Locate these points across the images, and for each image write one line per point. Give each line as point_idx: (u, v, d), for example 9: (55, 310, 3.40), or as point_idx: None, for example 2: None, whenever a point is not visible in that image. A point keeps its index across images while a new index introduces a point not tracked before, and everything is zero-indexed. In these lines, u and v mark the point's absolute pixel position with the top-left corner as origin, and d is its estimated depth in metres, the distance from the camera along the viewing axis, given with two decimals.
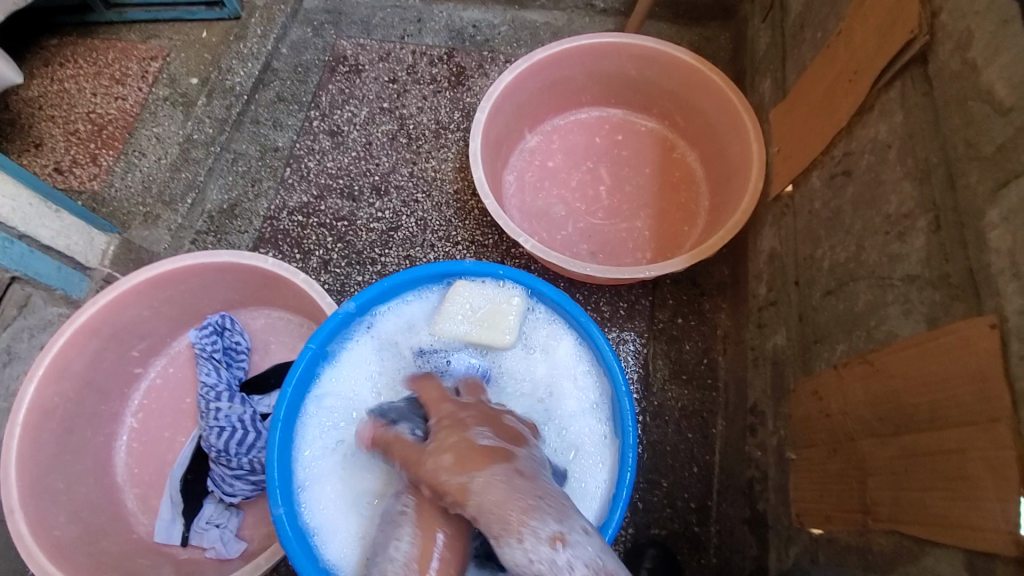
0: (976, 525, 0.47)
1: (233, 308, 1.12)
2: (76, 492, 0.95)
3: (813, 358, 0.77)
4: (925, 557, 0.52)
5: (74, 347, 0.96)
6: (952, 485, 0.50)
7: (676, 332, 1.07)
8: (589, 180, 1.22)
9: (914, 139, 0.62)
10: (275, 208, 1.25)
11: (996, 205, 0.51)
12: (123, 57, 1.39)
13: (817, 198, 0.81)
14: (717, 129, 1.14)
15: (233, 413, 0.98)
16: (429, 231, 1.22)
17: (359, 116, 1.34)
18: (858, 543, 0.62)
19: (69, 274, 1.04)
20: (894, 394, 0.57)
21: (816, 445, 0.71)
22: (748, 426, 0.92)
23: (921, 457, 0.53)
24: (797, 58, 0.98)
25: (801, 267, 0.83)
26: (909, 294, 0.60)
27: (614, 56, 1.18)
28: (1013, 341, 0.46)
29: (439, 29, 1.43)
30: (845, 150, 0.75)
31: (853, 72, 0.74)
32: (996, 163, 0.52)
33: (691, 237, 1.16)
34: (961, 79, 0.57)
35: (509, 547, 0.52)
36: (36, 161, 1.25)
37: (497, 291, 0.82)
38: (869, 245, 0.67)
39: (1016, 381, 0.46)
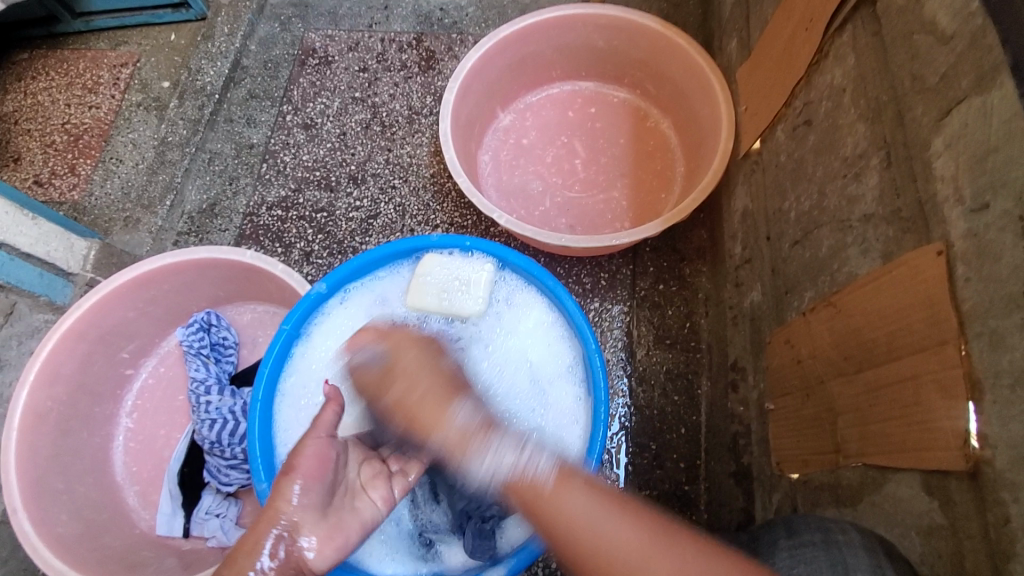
0: (929, 447, 0.48)
1: (219, 305, 1.13)
2: (76, 493, 0.96)
3: (785, 308, 0.77)
4: (889, 484, 0.53)
5: (63, 350, 0.97)
6: (908, 412, 0.50)
7: (658, 298, 1.07)
8: (564, 155, 1.22)
9: (865, 80, 0.63)
10: (254, 204, 1.26)
11: (940, 134, 0.51)
12: (95, 66, 1.39)
13: (782, 150, 0.81)
14: (687, 94, 1.14)
15: (223, 405, 1.00)
16: (408, 216, 1.22)
17: (332, 107, 1.34)
18: (830, 481, 0.63)
19: (52, 281, 1.04)
20: (856, 331, 0.59)
21: (791, 392, 0.73)
22: (731, 383, 0.94)
23: (882, 390, 0.54)
24: (759, 15, 0.98)
25: (771, 221, 0.83)
26: (866, 233, 0.60)
27: (581, 28, 1.17)
28: (959, 264, 0.47)
29: (407, 15, 1.42)
30: (805, 100, 0.76)
31: (808, 21, 0.74)
32: (939, 93, 0.52)
33: (668, 204, 1.16)
34: (905, 14, 0.57)
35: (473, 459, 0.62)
36: (16, 175, 1.25)
37: (465, 261, 0.83)
38: (829, 190, 0.68)
39: (962, 304, 0.46)
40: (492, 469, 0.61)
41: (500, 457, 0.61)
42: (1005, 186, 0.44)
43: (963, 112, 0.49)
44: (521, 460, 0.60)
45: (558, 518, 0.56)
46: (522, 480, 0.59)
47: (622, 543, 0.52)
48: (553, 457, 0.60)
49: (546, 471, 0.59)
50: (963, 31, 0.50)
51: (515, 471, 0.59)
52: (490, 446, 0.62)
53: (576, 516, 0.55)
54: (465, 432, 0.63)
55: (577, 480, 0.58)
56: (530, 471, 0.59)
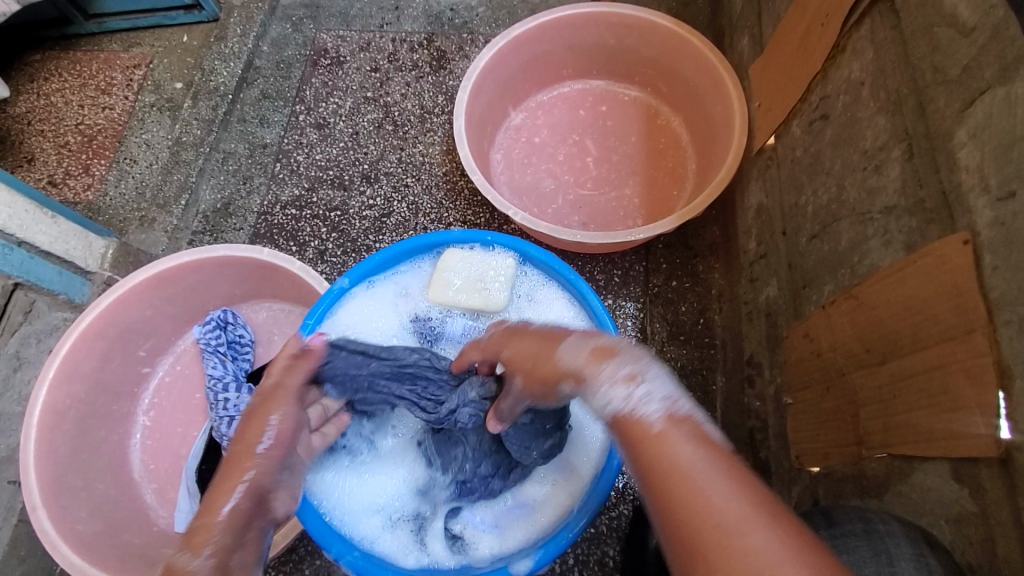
0: (959, 435, 0.48)
1: (234, 303, 1.13)
2: (94, 490, 0.97)
3: (803, 302, 0.78)
4: (916, 474, 0.54)
5: (82, 349, 0.98)
6: (936, 401, 0.51)
7: (672, 295, 1.08)
8: (576, 153, 1.23)
9: (884, 73, 0.63)
10: (268, 203, 1.27)
11: (964, 125, 0.51)
12: (108, 67, 1.40)
13: (798, 146, 0.82)
14: (699, 92, 1.14)
15: (241, 402, 1.00)
16: (421, 214, 1.23)
17: (344, 107, 1.35)
18: (853, 472, 0.63)
19: (71, 279, 1.04)
20: (879, 323, 0.59)
21: (811, 386, 0.73)
22: (747, 378, 0.94)
23: (906, 380, 0.55)
24: (771, 12, 0.98)
25: (787, 216, 0.84)
26: (888, 225, 0.60)
27: (592, 27, 1.18)
28: (986, 253, 0.47)
29: (417, 15, 1.43)
30: (821, 95, 0.76)
31: (824, 17, 0.75)
32: (962, 84, 0.52)
33: (681, 202, 1.16)
34: (926, 7, 0.57)
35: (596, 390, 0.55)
36: (30, 176, 1.27)
37: (487, 256, 0.84)
38: (849, 183, 0.68)
39: (990, 291, 0.46)
40: (602, 403, 0.55)
41: (612, 381, 0.55)
42: None
43: (988, 102, 0.49)
44: (637, 403, 0.53)
45: (653, 464, 0.49)
46: (630, 421, 0.52)
47: (727, 505, 0.45)
48: (665, 402, 0.53)
49: (656, 414, 0.52)
50: (986, 22, 0.50)
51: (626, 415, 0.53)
52: (573, 341, 0.58)
53: (701, 485, 0.46)
54: (554, 332, 0.62)
55: (685, 432, 0.50)
56: (637, 413, 0.52)
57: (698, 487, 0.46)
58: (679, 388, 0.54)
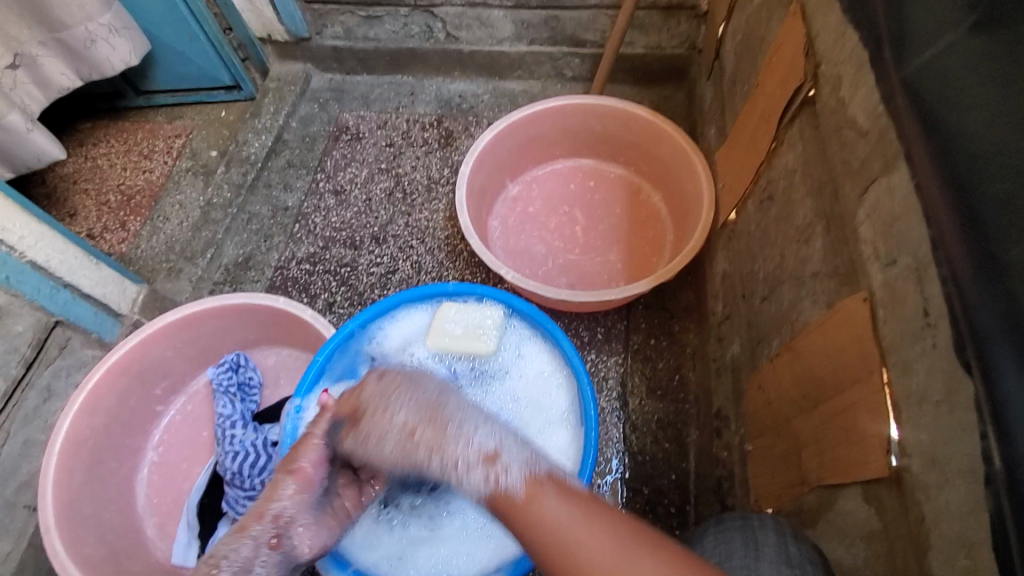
0: (862, 461, 0.56)
1: (247, 348, 1.23)
2: (103, 518, 1.03)
3: (758, 356, 0.87)
4: (839, 500, 0.61)
5: (106, 384, 1.06)
6: (850, 433, 0.59)
7: (650, 351, 1.18)
8: (566, 221, 1.36)
9: (810, 163, 0.76)
10: (285, 258, 1.40)
11: (862, 205, 0.63)
12: (151, 136, 1.59)
13: (751, 221, 0.94)
14: (674, 172, 1.29)
15: (246, 438, 1.07)
16: (423, 272, 1.35)
17: (360, 176, 1.51)
18: (796, 508, 0.70)
19: (104, 319, 1.14)
20: (811, 370, 0.68)
21: (766, 433, 0.81)
22: (715, 429, 1.01)
23: (831, 419, 0.63)
24: (731, 108, 1.15)
25: (745, 281, 0.95)
26: (815, 287, 0.71)
27: (581, 115, 1.35)
28: (878, 308, 0.57)
29: (430, 100, 1.63)
30: (767, 179, 0.90)
31: (768, 116, 0.90)
32: (860, 174, 0.64)
33: (659, 267, 1.28)
34: (835, 113, 0.71)
35: (472, 469, 0.66)
36: (71, 228, 1.41)
37: (478, 307, 0.95)
38: (787, 252, 0.80)
39: (883, 338, 0.56)
40: (470, 486, 0.67)
41: (468, 465, 0.67)
42: (905, 245, 0.54)
43: (876, 189, 0.61)
44: (493, 479, 0.65)
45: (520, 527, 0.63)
46: (495, 496, 0.65)
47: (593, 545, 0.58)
48: (523, 468, 0.66)
49: (516, 482, 0.65)
50: (874, 126, 0.63)
51: (500, 487, 0.65)
52: (471, 440, 0.68)
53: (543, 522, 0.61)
54: (404, 430, 0.69)
55: (539, 487, 0.64)
56: (502, 487, 0.65)
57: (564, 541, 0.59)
58: (534, 454, 0.68)
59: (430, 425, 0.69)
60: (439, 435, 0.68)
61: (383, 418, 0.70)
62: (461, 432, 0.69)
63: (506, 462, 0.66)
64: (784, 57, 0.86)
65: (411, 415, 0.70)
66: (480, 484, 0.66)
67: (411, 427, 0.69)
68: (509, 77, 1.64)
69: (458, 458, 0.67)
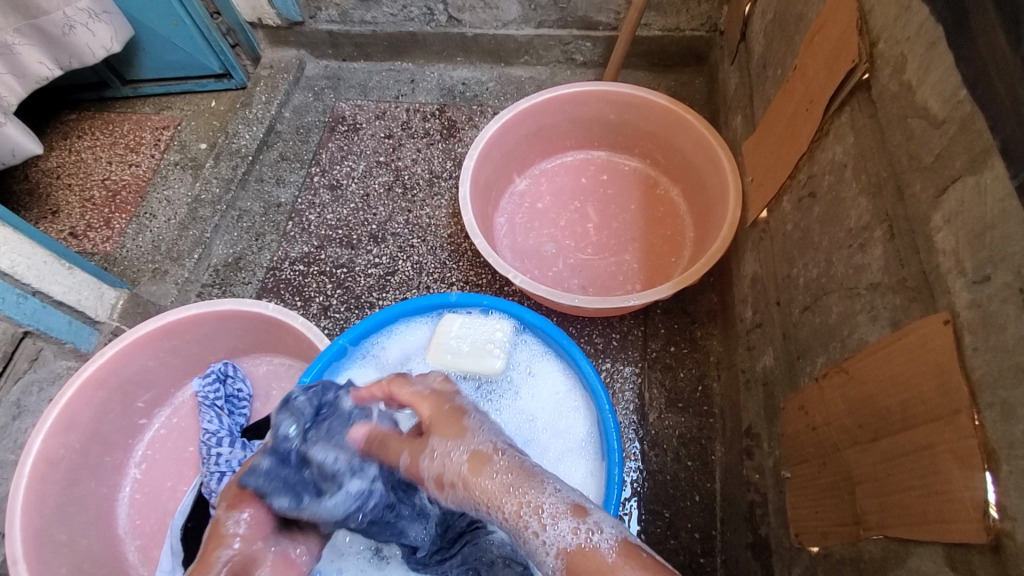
0: (950, 519, 0.47)
1: (236, 356, 1.15)
2: (77, 545, 0.95)
3: (797, 373, 0.78)
4: (912, 558, 0.52)
5: (82, 399, 0.98)
6: (928, 482, 0.50)
7: (669, 360, 1.08)
8: (577, 219, 1.27)
9: (864, 158, 0.66)
10: (278, 259, 1.31)
11: (939, 210, 0.54)
12: (138, 128, 1.49)
13: (788, 220, 0.85)
14: (695, 165, 1.19)
15: (233, 457, 0.99)
16: (425, 273, 1.26)
17: (357, 170, 1.42)
18: (851, 554, 0.61)
19: (79, 329, 1.06)
20: (870, 398, 0.59)
21: (807, 460, 0.72)
22: (745, 449, 0.91)
23: (898, 459, 0.54)
24: (761, 94, 1.04)
25: (780, 287, 0.85)
26: (874, 301, 0.62)
27: (595, 103, 1.25)
28: (965, 334, 0.48)
29: (431, 88, 1.53)
30: (808, 174, 0.80)
31: (809, 103, 0.80)
32: (935, 171, 0.55)
33: (679, 268, 1.19)
34: (899, 99, 0.61)
35: (544, 526, 0.54)
36: (52, 227, 1.32)
37: (484, 319, 0.87)
38: (836, 258, 0.70)
39: (971, 372, 0.47)
40: (550, 545, 0.53)
41: (553, 516, 0.54)
42: (1004, 261, 0.46)
43: (959, 190, 0.51)
44: (582, 537, 0.52)
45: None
46: (581, 557, 0.51)
47: None
48: (615, 531, 0.53)
49: (607, 543, 0.52)
50: (954, 116, 0.53)
51: (576, 547, 0.52)
52: (547, 491, 0.55)
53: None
54: (464, 482, 0.58)
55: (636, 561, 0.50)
56: (592, 547, 0.52)
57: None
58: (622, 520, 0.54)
59: (504, 470, 0.57)
60: (507, 482, 0.57)
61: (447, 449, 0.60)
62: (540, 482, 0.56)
63: (593, 520, 0.53)
64: (830, 35, 0.76)
65: (470, 462, 0.58)
66: (553, 541, 0.53)
67: (471, 475, 0.58)
68: (515, 63, 1.53)
69: (535, 512, 0.54)
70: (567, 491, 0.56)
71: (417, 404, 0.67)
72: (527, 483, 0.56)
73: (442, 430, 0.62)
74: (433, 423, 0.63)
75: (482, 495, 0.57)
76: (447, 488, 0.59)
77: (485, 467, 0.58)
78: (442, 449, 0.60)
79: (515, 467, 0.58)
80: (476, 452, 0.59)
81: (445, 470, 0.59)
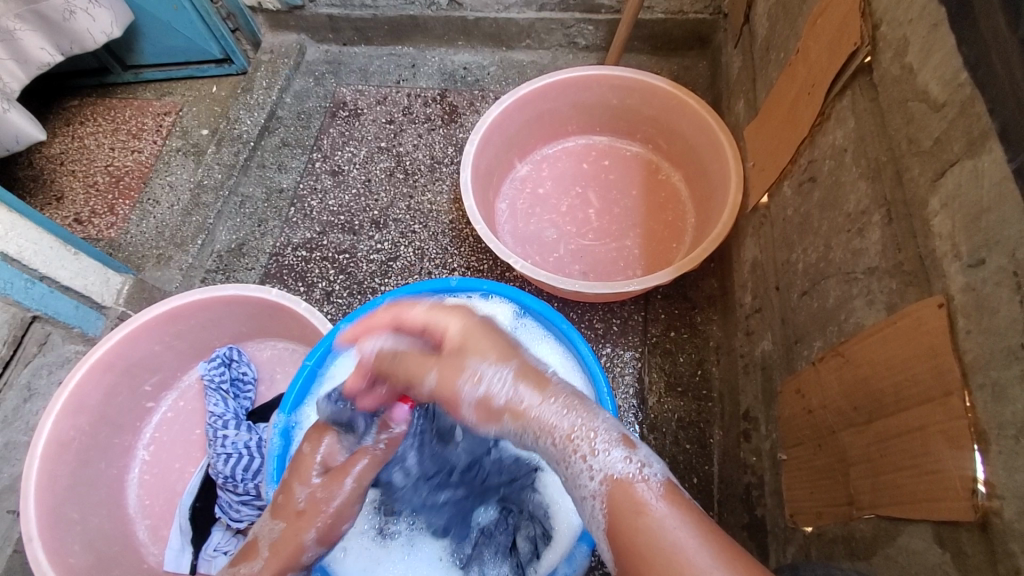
0: (939, 497, 0.48)
1: (240, 341, 1.16)
2: (90, 524, 0.98)
3: (795, 357, 0.79)
4: (902, 537, 0.53)
5: (90, 382, 1.00)
6: (918, 462, 0.51)
7: (669, 345, 1.09)
8: (578, 204, 1.27)
9: (865, 142, 0.66)
10: (280, 245, 1.31)
11: (936, 193, 0.54)
12: (140, 113, 1.49)
13: (788, 205, 0.85)
14: (696, 150, 1.19)
15: (239, 440, 1.01)
16: (426, 259, 1.27)
17: (358, 156, 1.42)
18: (843, 533, 0.62)
19: (86, 313, 1.07)
20: (864, 381, 0.60)
21: (803, 443, 0.73)
22: (743, 432, 0.92)
23: (891, 440, 0.55)
24: (764, 77, 1.04)
25: (780, 272, 0.86)
26: (871, 285, 0.62)
27: (597, 88, 1.24)
28: (959, 317, 0.49)
29: (432, 72, 1.52)
30: (809, 158, 0.80)
31: (811, 87, 0.79)
32: (934, 155, 0.55)
33: (679, 254, 1.19)
34: (900, 83, 0.61)
35: (592, 454, 0.56)
36: (57, 213, 1.33)
37: (484, 304, 0.88)
38: (835, 243, 0.70)
39: (964, 354, 0.48)
40: (595, 471, 0.55)
41: (603, 444, 0.56)
42: (999, 244, 0.46)
43: (957, 174, 0.52)
44: (632, 470, 0.55)
45: (635, 533, 0.52)
46: (625, 485, 0.54)
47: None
48: (662, 473, 0.55)
49: (654, 481, 0.54)
50: (954, 99, 0.53)
51: (621, 476, 0.54)
52: (601, 425, 0.57)
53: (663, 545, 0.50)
54: (517, 408, 0.58)
55: (677, 502, 0.53)
56: (638, 480, 0.54)
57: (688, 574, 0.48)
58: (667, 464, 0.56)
59: (560, 397, 0.58)
60: (560, 410, 0.57)
61: (485, 372, 0.59)
62: (589, 415, 0.57)
63: (643, 454, 0.56)
64: (833, 17, 0.75)
65: (521, 387, 0.58)
66: (597, 467, 0.55)
67: (524, 405, 0.57)
68: (517, 47, 1.52)
69: (587, 437, 0.56)
70: (613, 423, 0.58)
71: (439, 317, 0.63)
72: (583, 413, 0.57)
73: (480, 350, 0.60)
74: (465, 342, 0.61)
75: (537, 422, 0.57)
76: (488, 413, 0.59)
77: (542, 393, 0.58)
78: (485, 373, 0.59)
79: (567, 397, 0.58)
80: (516, 380, 0.58)
81: (491, 394, 0.58)
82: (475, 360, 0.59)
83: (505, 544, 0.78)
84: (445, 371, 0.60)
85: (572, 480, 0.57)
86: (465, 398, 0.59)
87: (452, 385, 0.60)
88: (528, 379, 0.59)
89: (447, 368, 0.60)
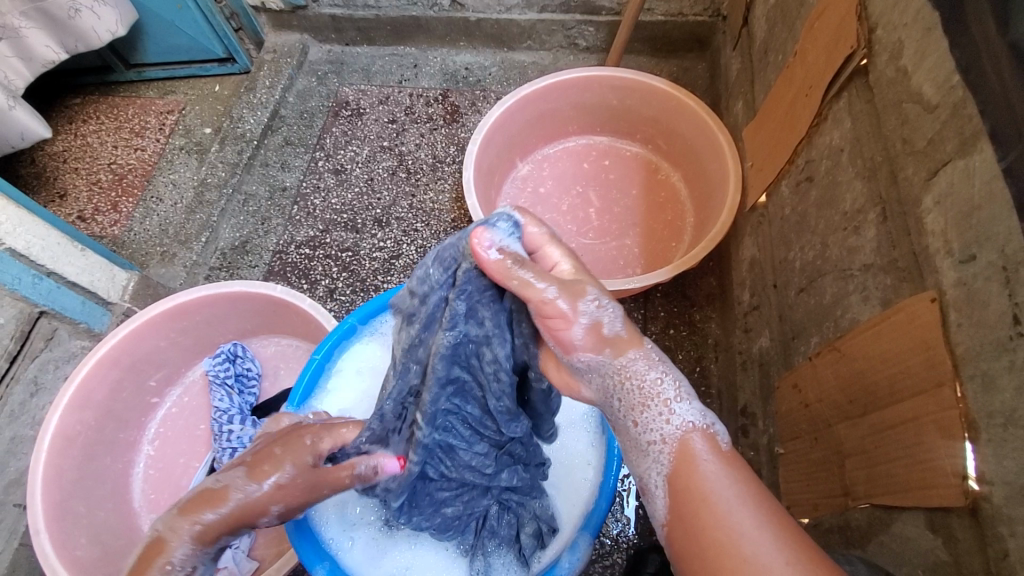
0: (931, 485, 0.50)
1: (245, 337, 1.17)
2: (95, 518, 0.99)
3: (793, 353, 0.80)
4: (896, 524, 0.55)
5: (97, 376, 1.01)
6: (912, 451, 0.52)
7: (669, 342, 1.11)
8: (579, 204, 1.28)
9: (861, 142, 0.68)
10: (284, 243, 1.33)
11: (930, 192, 0.56)
12: (143, 112, 1.50)
13: (786, 205, 0.87)
14: (696, 150, 1.21)
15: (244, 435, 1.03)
16: (429, 257, 1.28)
17: (361, 155, 1.43)
18: (839, 523, 0.64)
19: (92, 309, 1.08)
20: (859, 374, 0.61)
21: (800, 437, 0.74)
22: (740, 427, 0.94)
23: (885, 432, 0.57)
24: (763, 79, 1.05)
25: (778, 270, 0.87)
26: (866, 282, 0.64)
27: (597, 88, 1.26)
28: (951, 311, 0.50)
29: (434, 73, 1.54)
30: (806, 158, 0.81)
31: (808, 88, 0.81)
32: (928, 155, 0.57)
33: (679, 253, 1.21)
34: (895, 84, 0.63)
35: (669, 408, 0.58)
36: (60, 211, 1.34)
37: None
38: (832, 241, 0.72)
39: (956, 346, 0.49)
40: (670, 421, 0.58)
41: (681, 402, 0.59)
42: (989, 239, 0.48)
43: (950, 173, 0.53)
44: (702, 425, 0.58)
45: (692, 485, 0.54)
46: (697, 439, 0.57)
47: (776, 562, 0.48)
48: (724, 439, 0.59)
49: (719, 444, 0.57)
50: (947, 100, 0.54)
51: (691, 430, 0.58)
52: (682, 385, 0.60)
53: (725, 500, 0.52)
54: (618, 350, 0.59)
55: (735, 465, 0.56)
56: (709, 435, 0.58)
57: (745, 533, 0.50)
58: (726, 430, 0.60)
59: (653, 354, 0.60)
60: (653, 363, 0.60)
61: (601, 304, 0.58)
62: (672, 374, 0.60)
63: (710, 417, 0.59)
64: (830, 21, 0.77)
65: (625, 338, 0.60)
66: (671, 421, 0.58)
67: (625, 349, 0.59)
68: (518, 48, 1.54)
69: (668, 393, 0.59)
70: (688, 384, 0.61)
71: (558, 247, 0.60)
72: (669, 372, 0.60)
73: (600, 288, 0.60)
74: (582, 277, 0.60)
75: (631, 368, 0.59)
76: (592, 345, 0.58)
77: (638, 346, 0.60)
78: (602, 307, 0.58)
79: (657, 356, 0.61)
80: (623, 323, 0.60)
81: (603, 326, 0.58)
82: (595, 292, 0.58)
83: (509, 536, 0.77)
84: (572, 293, 0.56)
85: (644, 423, 0.59)
86: (581, 326, 0.57)
87: (577, 309, 0.56)
88: (625, 326, 0.61)
89: (573, 290, 0.57)
